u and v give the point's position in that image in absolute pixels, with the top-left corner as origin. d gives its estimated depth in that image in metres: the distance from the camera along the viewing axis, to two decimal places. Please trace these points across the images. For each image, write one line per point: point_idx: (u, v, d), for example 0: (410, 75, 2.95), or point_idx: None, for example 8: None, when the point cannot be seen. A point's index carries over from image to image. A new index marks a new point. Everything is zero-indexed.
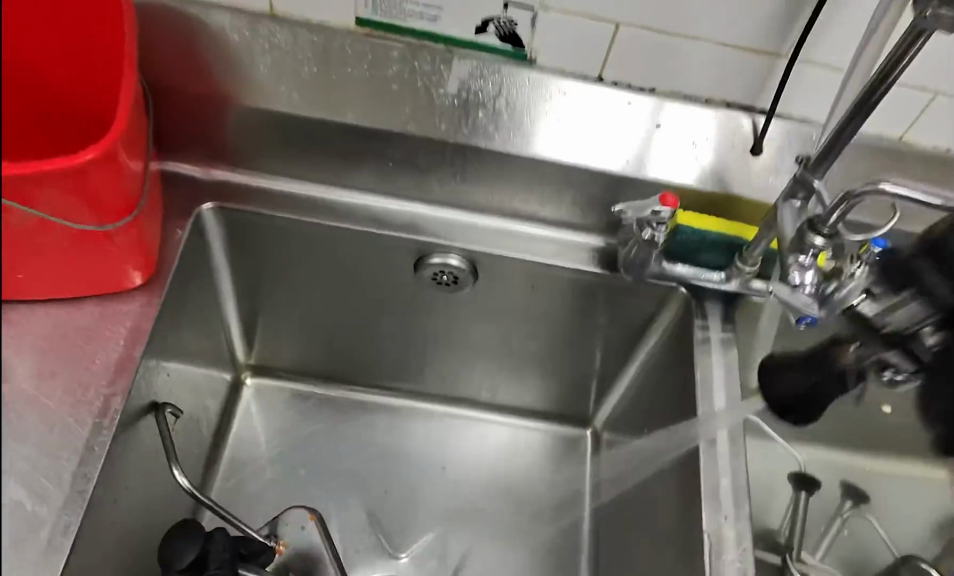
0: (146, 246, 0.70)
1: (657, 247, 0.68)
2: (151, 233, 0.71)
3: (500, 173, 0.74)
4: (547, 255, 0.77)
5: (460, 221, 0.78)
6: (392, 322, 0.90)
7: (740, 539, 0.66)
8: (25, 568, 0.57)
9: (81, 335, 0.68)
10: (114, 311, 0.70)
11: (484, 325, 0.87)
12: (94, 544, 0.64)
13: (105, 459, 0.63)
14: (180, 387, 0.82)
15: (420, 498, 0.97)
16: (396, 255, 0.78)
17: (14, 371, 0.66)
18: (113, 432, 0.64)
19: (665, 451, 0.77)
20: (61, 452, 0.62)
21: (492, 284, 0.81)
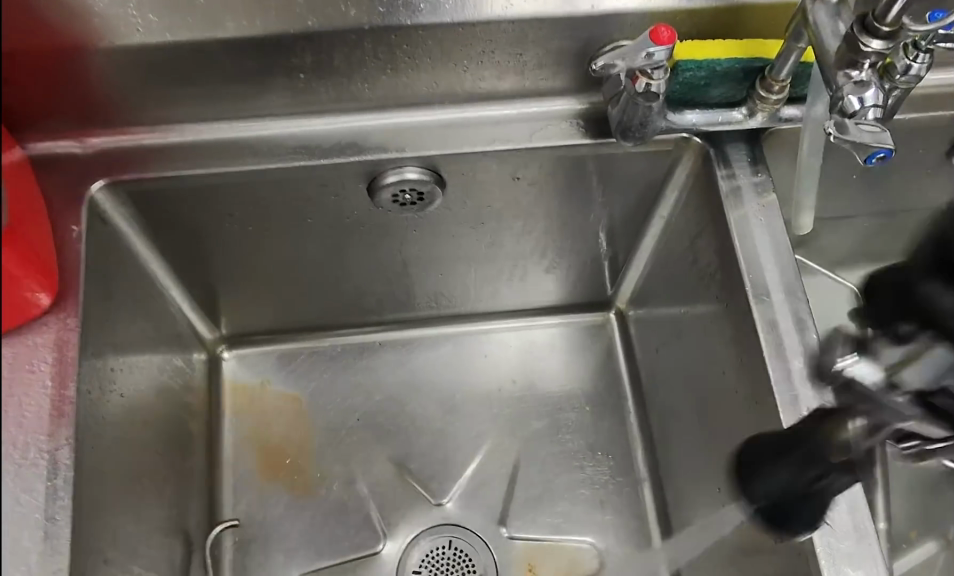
0: (40, 258, 0.55)
1: (659, 97, 0.53)
2: (43, 239, 0.56)
3: (440, 54, 0.57)
4: (525, 138, 0.62)
5: (407, 125, 0.62)
6: (365, 258, 0.77)
7: None
8: None
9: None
10: (27, 347, 0.56)
11: (469, 234, 0.74)
12: None
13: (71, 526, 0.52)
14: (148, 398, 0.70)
15: (448, 431, 0.87)
16: (344, 184, 0.64)
17: None
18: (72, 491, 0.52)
19: (713, 333, 0.65)
20: (16, 533, 0.51)
21: (467, 188, 0.66)
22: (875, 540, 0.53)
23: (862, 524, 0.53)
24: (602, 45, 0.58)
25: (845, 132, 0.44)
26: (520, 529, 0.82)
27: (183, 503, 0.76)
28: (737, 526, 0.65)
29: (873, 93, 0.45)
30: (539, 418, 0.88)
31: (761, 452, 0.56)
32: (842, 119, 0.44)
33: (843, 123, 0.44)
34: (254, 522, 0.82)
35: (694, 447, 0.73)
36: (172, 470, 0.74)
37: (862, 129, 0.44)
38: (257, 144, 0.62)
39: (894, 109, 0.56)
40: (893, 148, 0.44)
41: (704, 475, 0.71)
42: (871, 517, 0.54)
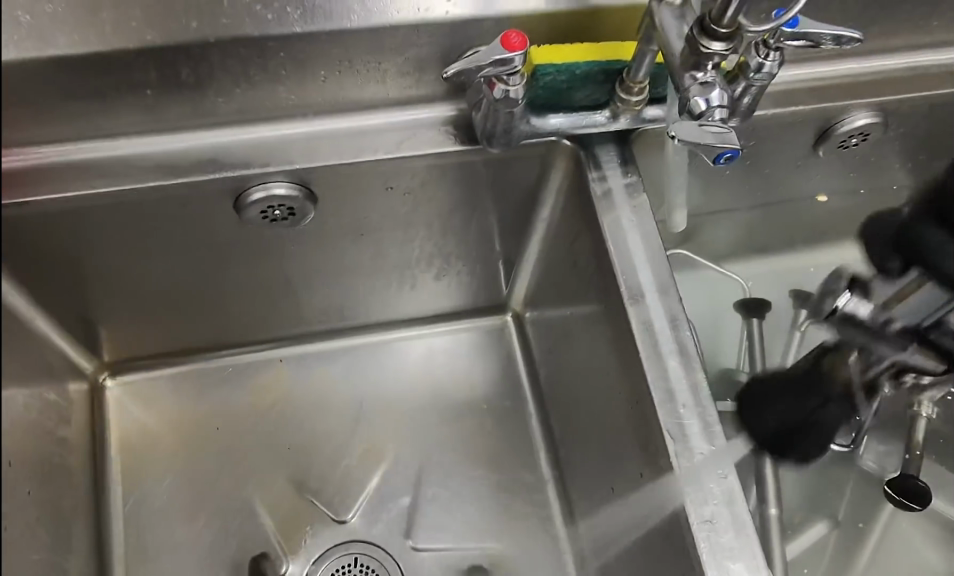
0: None
1: (519, 103, 0.53)
2: None
3: (295, 65, 0.55)
4: (393, 147, 0.61)
5: (270, 138, 0.60)
6: (246, 277, 0.74)
7: (706, 421, 0.56)
8: None
9: None
10: None
11: (351, 246, 0.72)
12: None
13: None
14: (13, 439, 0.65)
15: (348, 447, 0.85)
16: (208, 203, 0.61)
17: None
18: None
19: (596, 335, 0.65)
20: None
21: (341, 201, 0.64)
22: (753, 530, 0.53)
23: (740, 518, 0.53)
24: (462, 51, 0.57)
25: (688, 135, 0.44)
26: (425, 541, 0.81)
27: (63, 545, 0.72)
28: (629, 525, 0.65)
29: (713, 93, 0.45)
30: (441, 427, 0.87)
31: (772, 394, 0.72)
32: (684, 122, 0.44)
33: (688, 125, 0.44)
34: (146, 557, 0.78)
35: (589, 448, 0.73)
36: (47, 512, 0.70)
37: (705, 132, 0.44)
38: (110, 165, 0.59)
39: (752, 105, 0.56)
40: (740, 148, 0.45)
41: (599, 475, 0.71)
42: (749, 510, 0.54)
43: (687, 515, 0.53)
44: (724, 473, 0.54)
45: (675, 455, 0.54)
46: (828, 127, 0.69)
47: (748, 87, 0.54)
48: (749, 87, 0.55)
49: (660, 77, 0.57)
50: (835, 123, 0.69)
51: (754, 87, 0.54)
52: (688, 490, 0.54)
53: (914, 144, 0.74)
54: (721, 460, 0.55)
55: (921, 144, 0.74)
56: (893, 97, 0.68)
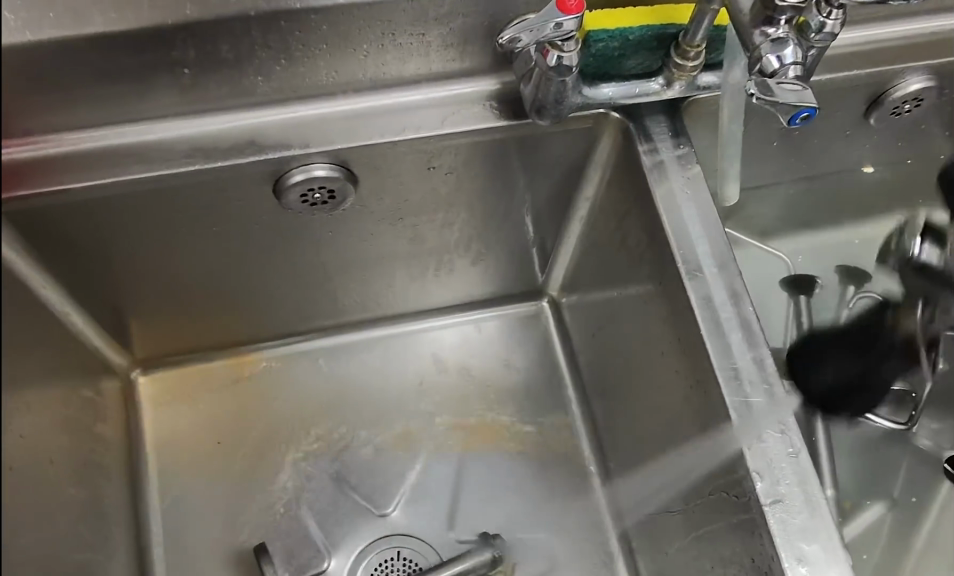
0: None
1: (571, 71, 0.51)
2: None
3: (336, 39, 0.53)
4: (437, 124, 0.59)
5: (310, 118, 0.58)
6: (281, 266, 0.72)
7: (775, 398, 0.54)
8: None
9: None
10: None
11: (389, 232, 0.70)
12: None
13: None
14: (56, 435, 0.64)
15: (386, 438, 0.83)
16: (247, 188, 0.59)
17: None
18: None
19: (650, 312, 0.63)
20: None
21: (382, 182, 0.62)
22: (828, 510, 0.52)
23: (813, 497, 0.52)
24: (508, 19, 0.55)
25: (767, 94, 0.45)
26: (468, 532, 0.79)
27: (104, 545, 0.70)
28: (688, 508, 0.63)
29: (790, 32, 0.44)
30: (479, 416, 0.85)
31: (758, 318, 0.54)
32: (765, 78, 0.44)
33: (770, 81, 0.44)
34: (187, 555, 0.77)
35: (638, 432, 0.71)
36: (88, 508, 0.68)
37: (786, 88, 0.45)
38: (147, 150, 0.57)
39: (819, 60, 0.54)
40: (815, 104, 0.45)
41: (651, 459, 0.69)
42: (823, 488, 0.52)
43: (758, 496, 0.52)
44: (794, 451, 0.53)
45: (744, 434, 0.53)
46: (880, 93, 0.67)
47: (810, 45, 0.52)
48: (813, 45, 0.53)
49: (718, 41, 0.55)
50: (887, 90, 0.67)
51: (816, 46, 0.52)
52: (758, 470, 0.53)
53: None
54: (791, 439, 0.53)
55: None
56: (947, 60, 0.66)
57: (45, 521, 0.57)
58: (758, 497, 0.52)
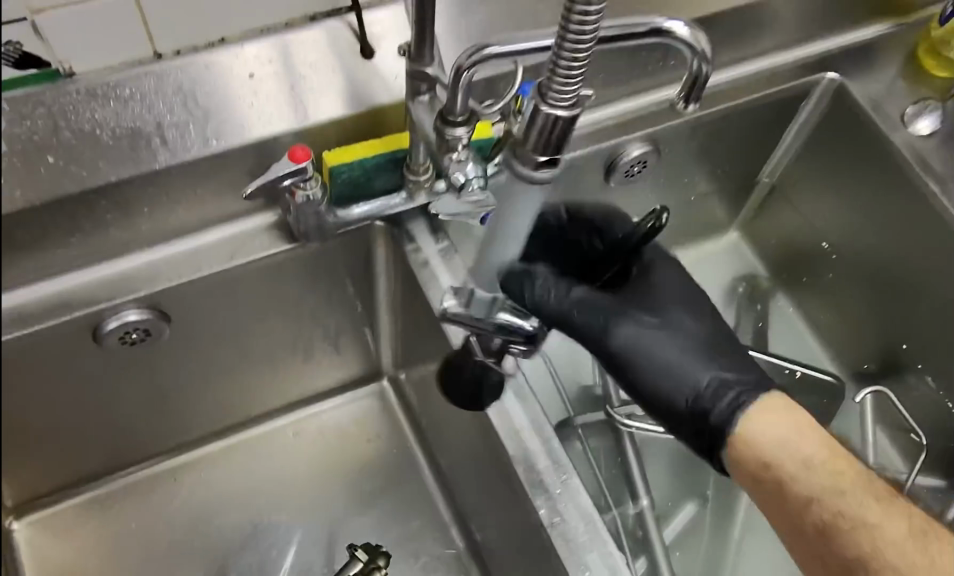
0: None
1: (321, 204, 0.62)
2: None
3: (121, 207, 0.62)
4: (229, 259, 0.68)
5: (116, 273, 0.66)
6: (121, 403, 0.78)
7: (544, 435, 0.65)
8: None
9: None
10: None
11: (216, 350, 0.78)
12: None
13: None
14: None
15: (261, 532, 0.90)
16: (68, 343, 0.66)
17: None
18: None
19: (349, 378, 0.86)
20: None
21: (192, 312, 0.71)
22: (599, 520, 0.62)
23: (584, 509, 0.62)
24: (269, 164, 0.65)
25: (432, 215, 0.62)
26: None
27: None
28: (511, 542, 0.72)
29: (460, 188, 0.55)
30: (342, 493, 0.93)
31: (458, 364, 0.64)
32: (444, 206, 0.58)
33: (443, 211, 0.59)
34: None
35: (470, 483, 0.81)
36: None
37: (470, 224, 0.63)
38: None
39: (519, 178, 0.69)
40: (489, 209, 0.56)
41: (481, 505, 0.78)
42: (592, 501, 0.63)
43: (542, 520, 0.62)
44: (565, 477, 0.64)
45: (524, 471, 0.64)
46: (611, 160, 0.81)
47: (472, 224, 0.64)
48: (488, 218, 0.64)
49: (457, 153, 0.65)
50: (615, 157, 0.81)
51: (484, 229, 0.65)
52: (538, 499, 0.63)
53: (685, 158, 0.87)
54: (561, 467, 0.64)
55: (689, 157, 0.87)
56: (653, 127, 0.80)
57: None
58: (543, 522, 0.62)
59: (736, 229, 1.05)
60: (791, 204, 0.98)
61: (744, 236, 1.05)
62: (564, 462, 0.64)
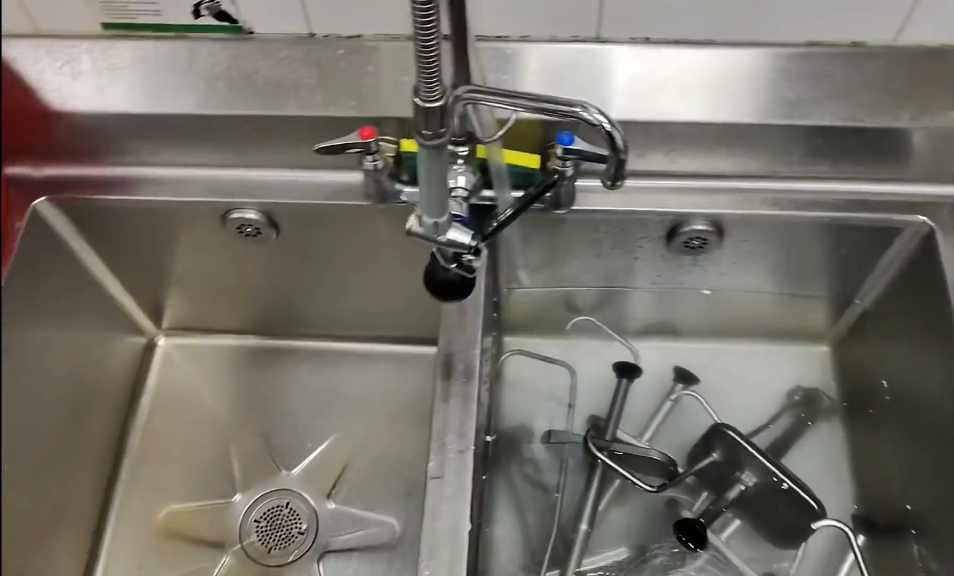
0: None
1: (378, 173, 0.77)
2: None
3: (261, 138, 0.81)
4: (331, 196, 0.83)
5: (255, 181, 0.84)
6: (247, 293, 0.98)
7: (464, 403, 0.79)
8: None
9: None
10: None
11: (317, 269, 0.93)
12: None
13: None
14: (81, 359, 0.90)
15: None
16: (205, 218, 0.85)
17: None
18: None
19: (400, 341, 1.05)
20: None
21: (297, 230, 0.86)
22: (471, 487, 0.75)
23: (463, 481, 0.75)
24: None
25: (417, 228, 0.67)
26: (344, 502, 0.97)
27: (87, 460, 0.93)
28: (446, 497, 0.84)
29: (425, 205, 0.65)
30: None
31: (438, 277, 0.74)
32: (420, 210, 0.66)
33: (420, 217, 0.67)
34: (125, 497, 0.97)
35: None
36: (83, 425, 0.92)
37: (452, 240, 0.68)
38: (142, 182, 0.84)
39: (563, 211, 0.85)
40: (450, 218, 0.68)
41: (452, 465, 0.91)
42: (472, 478, 0.75)
43: (429, 470, 0.75)
44: (461, 450, 0.76)
45: (437, 432, 0.77)
46: (675, 226, 0.89)
47: (458, 245, 0.68)
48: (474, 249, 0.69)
49: (529, 177, 0.81)
50: (678, 224, 0.89)
51: (470, 253, 0.69)
52: (432, 452, 0.76)
53: (757, 249, 0.92)
54: (465, 439, 0.76)
55: (762, 249, 0.92)
56: (723, 210, 0.88)
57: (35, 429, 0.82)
58: (429, 461, 0.76)
59: (825, 344, 1.05)
60: (875, 335, 0.97)
61: (830, 354, 1.05)
62: (470, 442, 0.76)
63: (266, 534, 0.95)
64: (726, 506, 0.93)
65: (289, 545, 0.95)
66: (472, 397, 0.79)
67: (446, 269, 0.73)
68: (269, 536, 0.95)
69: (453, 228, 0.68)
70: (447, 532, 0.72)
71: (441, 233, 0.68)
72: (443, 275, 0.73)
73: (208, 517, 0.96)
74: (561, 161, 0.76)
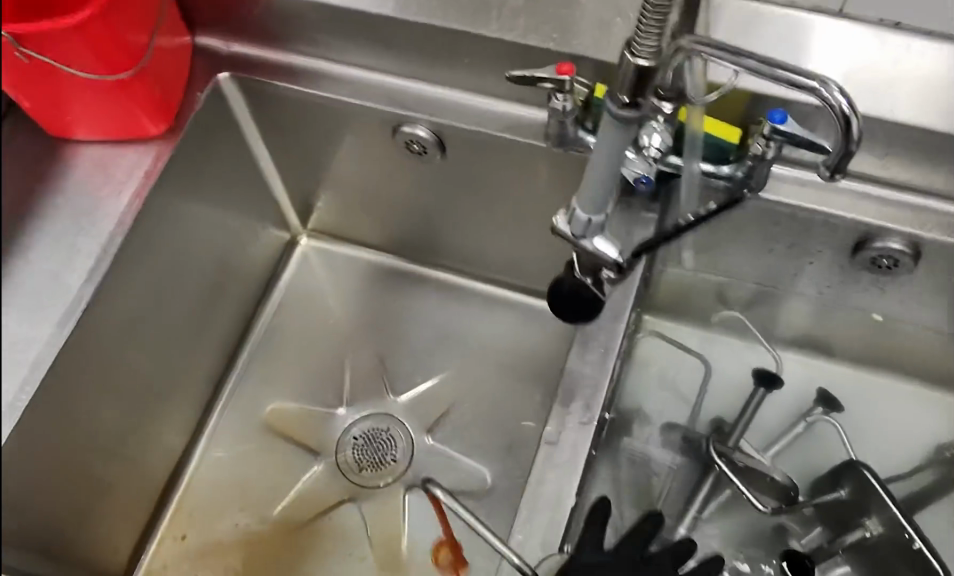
0: (163, 94, 0.76)
1: (564, 115, 0.71)
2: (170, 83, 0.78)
3: (451, 53, 0.77)
4: (509, 129, 0.79)
5: (434, 97, 0.81)
6: (394, 210, 0.95)
7: (599, 377, 0.74)
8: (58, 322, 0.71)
9: (105, 170, 0.77)
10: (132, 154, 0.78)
11: (470, 201, 0.89)
12: (98, 338, 0.74)
13: (118, 249, 0.73)
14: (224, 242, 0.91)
15: None
16: (375, 125, 0.82)
17: (78, 190, 0.77)
18: (123, 238, 0.73)
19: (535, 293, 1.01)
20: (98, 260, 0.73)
21: (464, 157, 0.83)
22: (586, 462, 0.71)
23: (577, 454, 0.70)
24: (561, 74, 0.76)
25: (565, 227, 0.63)
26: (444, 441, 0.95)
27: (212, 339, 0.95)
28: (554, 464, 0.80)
29: (586, 199, 0.61)
30: None
31: (566, 291, 0.69)
32: (574, 203, 0.62)
33: (571, 211, 0.62)
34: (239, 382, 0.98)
35: None
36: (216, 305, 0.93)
37: (597, 250, 0.64)
38: (322, 77, 0.82)
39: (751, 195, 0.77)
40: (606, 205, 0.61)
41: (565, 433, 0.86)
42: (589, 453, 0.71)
43: (544, 433, 0.71)
44: (585, 423, 0.72)
45: (562, 398, 0.73)
46: (866, 239, 0.79)
47: (601, 257, 0.64)
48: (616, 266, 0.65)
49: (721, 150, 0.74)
50: (869, 238, 0.79)
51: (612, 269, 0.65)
52: (553, 416, 0.72)
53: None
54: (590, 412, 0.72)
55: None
56: (931, 235, 0.78)
57: (168, 299, 0.84)
58: (549, 425, 0.72)
59: None
60: None
61: None
62: (594, 414, 0.72)
63: (359, 451, 0.95)
64: (840, 550, 0.86)
65: (381, 471, 0.94)
66: (608, 370, 0.74)
67: (577, 281, 0.69)
68: (364, 454, 0.95)
69: (601, 237, 0.63)
70: (549, 499, 0.68)
71: (587, 235, 0.63)
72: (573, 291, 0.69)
73: (311, 422, 0.96)
74: (765, 142, 0.68)
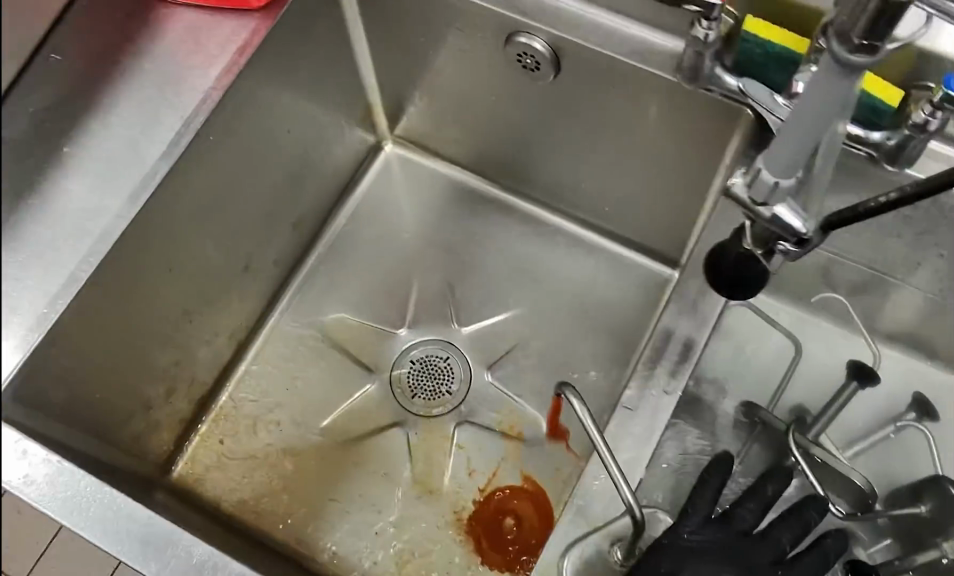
0: None
1: (705, 47, 0.63)
2: None
3: None
4: (635, 56, 0.70)
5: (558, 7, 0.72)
6: (491, 128, 0.88)
7: (690, 346, 0.67)
8: (131, 190, 0.65)
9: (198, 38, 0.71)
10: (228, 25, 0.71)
11: (572, 129, 0.82)
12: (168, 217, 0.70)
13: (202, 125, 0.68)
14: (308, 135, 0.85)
15: None
16: (489, 30, 0.75)
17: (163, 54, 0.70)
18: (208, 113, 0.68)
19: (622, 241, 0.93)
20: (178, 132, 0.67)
21: (577, 79, 0.75)
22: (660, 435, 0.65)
23: (654, 424, 0.65)
24: None
25: (741, 189, 0.50)
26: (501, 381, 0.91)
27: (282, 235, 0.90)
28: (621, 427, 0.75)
29: (777, 156, 0.48)
30: None
31: (727, 262, 0.59)
32: (762, 162, 0.49)
33: (754, 172, 0.49)
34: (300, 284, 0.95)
35: None
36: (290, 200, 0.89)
37: (779, 216, 0.49)
38: None
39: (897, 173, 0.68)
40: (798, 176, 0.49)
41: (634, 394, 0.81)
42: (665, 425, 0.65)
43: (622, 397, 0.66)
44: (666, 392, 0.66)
45: (644, 362, 0.66)
46: None
47: (785, 229, 0.50)
48: (800, 240, 0.51)
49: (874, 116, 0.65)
50: None
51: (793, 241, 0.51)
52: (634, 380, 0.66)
53: None
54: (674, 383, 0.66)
55: None
56: None
57: (244, 188, 0.79)
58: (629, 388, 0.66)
59: None
60: None
61: None
62: (678, 384, 0.66)
63: (412, 376, 0.93)
64: (910, 569, 0.79)
65: (433, 402, 0.92)
66: (701, 342, 0.68)
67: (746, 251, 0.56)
68: (418, 381, 0.92)
69: (787, 204, 0.49)
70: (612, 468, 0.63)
71: (768, 203, 0.49)
72: (742, 261, 0.57)
73: (370, 339, 0.93)
74: (935, 106, 0.60)
